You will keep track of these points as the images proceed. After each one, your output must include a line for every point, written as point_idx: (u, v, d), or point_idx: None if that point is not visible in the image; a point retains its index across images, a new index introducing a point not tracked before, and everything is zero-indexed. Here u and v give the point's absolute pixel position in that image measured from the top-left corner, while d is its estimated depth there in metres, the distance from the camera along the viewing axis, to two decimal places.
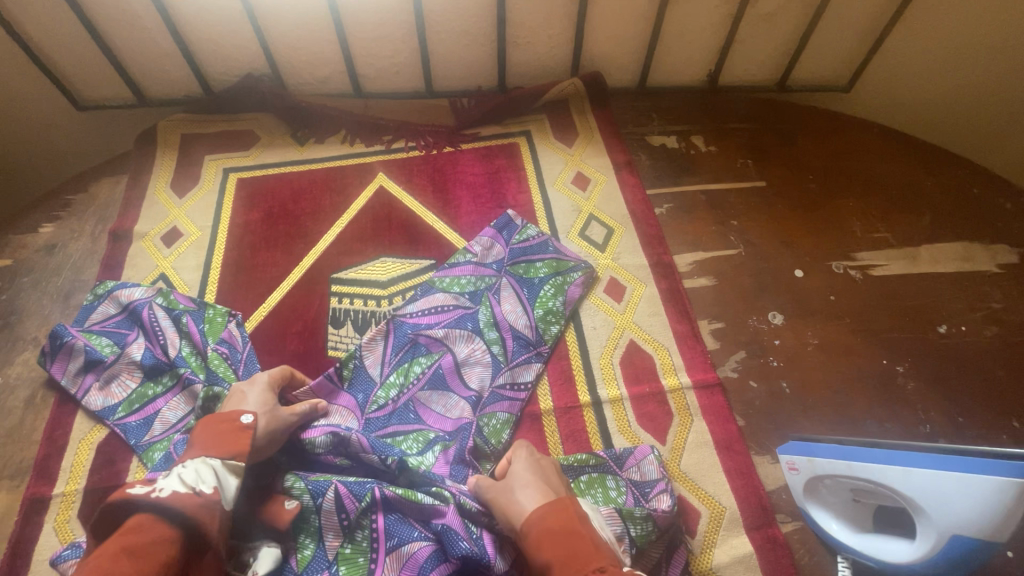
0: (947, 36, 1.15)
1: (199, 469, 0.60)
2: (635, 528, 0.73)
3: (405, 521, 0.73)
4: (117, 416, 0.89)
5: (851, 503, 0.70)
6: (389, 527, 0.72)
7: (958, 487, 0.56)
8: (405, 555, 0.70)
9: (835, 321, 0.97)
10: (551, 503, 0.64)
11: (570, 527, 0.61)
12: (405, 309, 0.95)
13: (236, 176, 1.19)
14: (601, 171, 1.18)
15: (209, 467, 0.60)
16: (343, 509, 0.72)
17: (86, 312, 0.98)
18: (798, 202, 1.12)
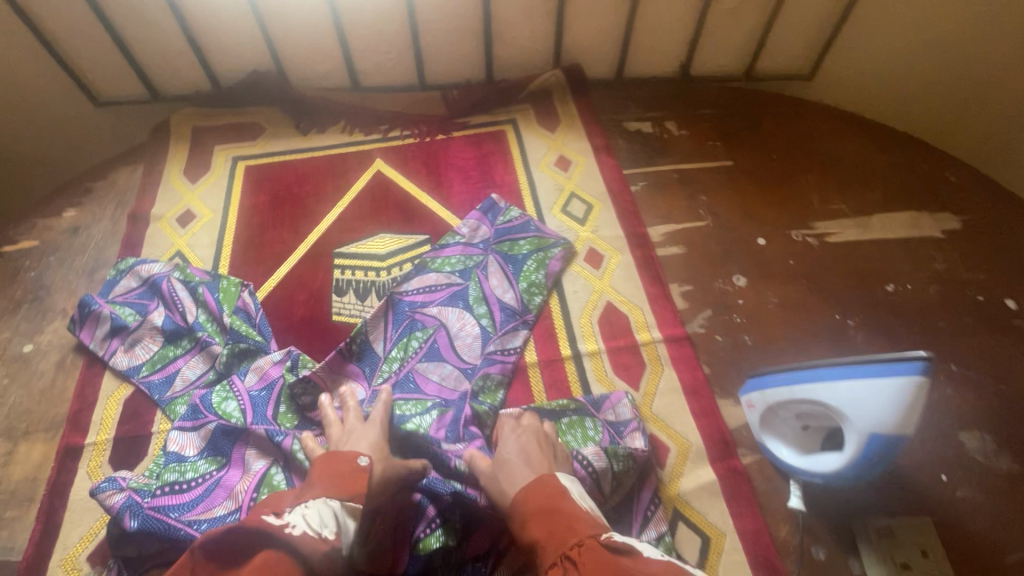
0: (897, 23, 1.25)
1: (321, 512, 0.63)
2: (618, 463, 0.82)
3: None
4: (142, 374, 0.98)
5: (799, 429, 0.80)
6: None
7: (872, 389, 0.66)
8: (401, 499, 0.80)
9: (794, 282, 1.07)
10: (532, 484, 0.69)
11: (554, 505, 0.66)
12: (403, 288, 1.05)
13: (244, 163, 1.29)
14: (582, 154, 1.28)
15: (330, 510, 0.64)
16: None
17: (110, 286, 1.07)
18: (762, 180, 1.22)
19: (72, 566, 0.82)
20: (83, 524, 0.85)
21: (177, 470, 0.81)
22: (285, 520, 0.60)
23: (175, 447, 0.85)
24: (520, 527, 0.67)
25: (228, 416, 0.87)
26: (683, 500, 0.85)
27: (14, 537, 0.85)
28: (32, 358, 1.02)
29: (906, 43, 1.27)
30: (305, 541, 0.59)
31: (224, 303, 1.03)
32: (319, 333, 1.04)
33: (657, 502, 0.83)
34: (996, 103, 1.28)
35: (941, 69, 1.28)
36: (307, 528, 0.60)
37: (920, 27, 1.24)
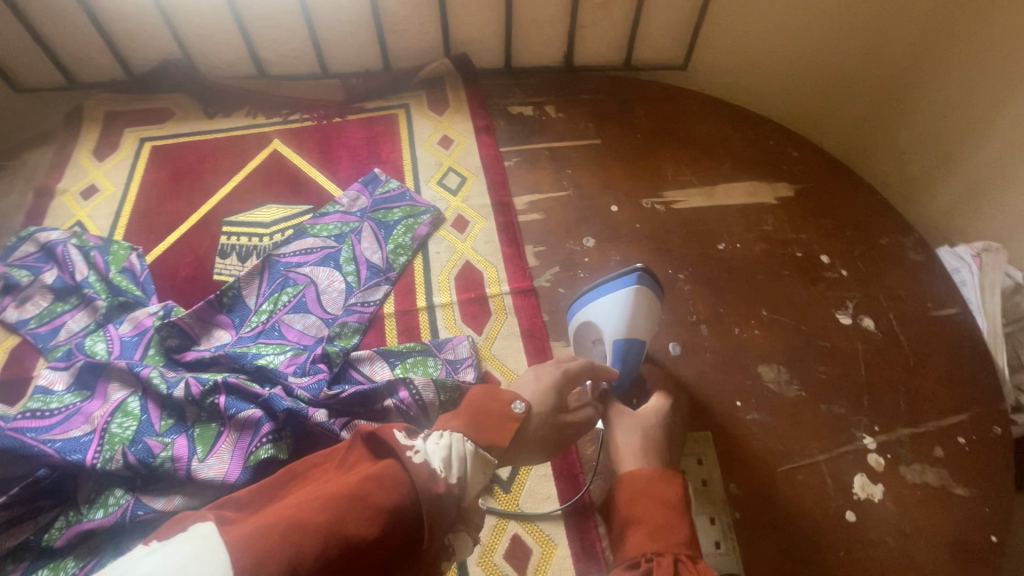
0: (753, 21, 1.38)
1: (448, 449, 0.59)
2: (446, 394, 0.93)
3: (242, 399, 0.92)
4: (29, 326, 1.07)
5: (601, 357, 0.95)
6: (227, 402, 0.91)
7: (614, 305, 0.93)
8: (242, 419, 0.89)
9: (636, 242, 1.18)
10: (654, 472, 0.71)
11: (660, 498, 0.68)
12: (280, 250, 1.15)
13: (150, 143, 1.39)
14: (464, 134, 1.39)
15: (459, 450, 0.60)
16: (189, 392, 0.91)
17: (9, 251, 1.16)
18: (624, 155, 1.35)
19: None
20: None
21: (40, 400, 0.92)
22: (413, 443, 0.57)
23: (44, 382, 0.95)
24: (623, 500, 0.69)
25: (93, 354, 0.98)
26: None
27: None
28: None
29: (778, 37, 1.39)
30: (425, 468, 0.55)
31: (112, 264, 1.13)
32: (201, 291, 1.14)
33: None
34: (846, 99, 1.45)
35: (804, 70, 1.44)
36: (433, 458, 0.57)
37: (790, 25, 1.36)
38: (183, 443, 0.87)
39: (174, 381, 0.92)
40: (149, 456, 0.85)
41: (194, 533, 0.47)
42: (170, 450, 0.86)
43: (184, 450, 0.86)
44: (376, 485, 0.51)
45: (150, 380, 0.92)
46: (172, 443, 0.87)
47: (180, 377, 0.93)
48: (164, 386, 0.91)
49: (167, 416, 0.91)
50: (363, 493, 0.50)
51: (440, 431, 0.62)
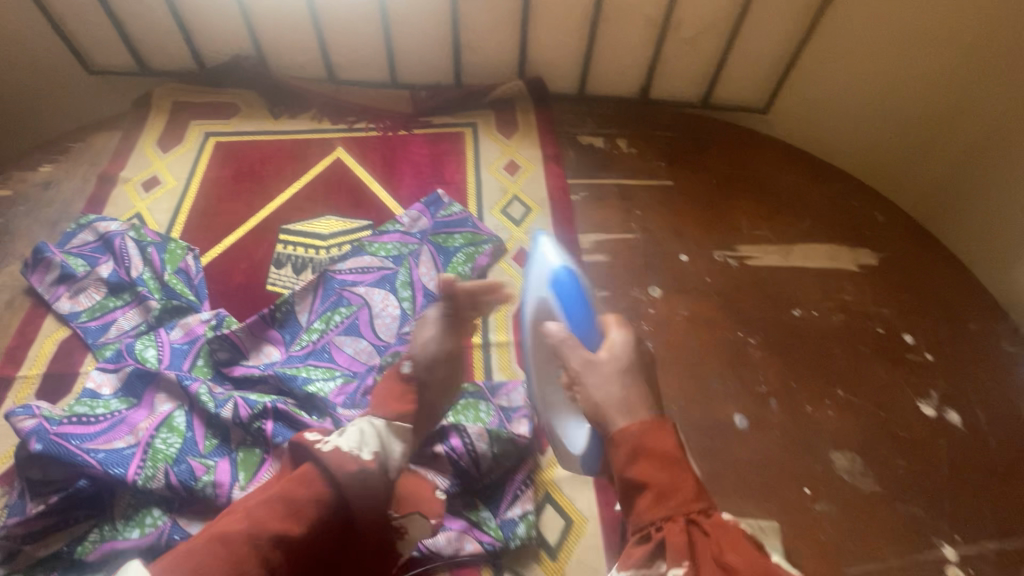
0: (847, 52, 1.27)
1: (364, 433, 0.72)
2: (500, 446, 0.89)
3: (289, 426, 0.88)
4: (80, 319, 1.05)
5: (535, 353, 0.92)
6: (275, 430, 0.87)
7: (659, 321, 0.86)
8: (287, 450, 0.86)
9: (705, 298, 1.12)
10: (647, 422, 0.65)
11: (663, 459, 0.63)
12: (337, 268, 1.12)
13: (214, 138, 1.37)
14: (531, 161, 1.35)
15: (373, 432, 0.72)
16: (237, 415, 0.88)
17: (68, 238, 1.15)
18: (696, 199, 1.28)
19: None
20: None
21: (88, 405, 0.89)
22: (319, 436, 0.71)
23: (92, 385, 0.93)
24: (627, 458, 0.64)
25: (144, 361, 0.94)
26: (557, 486, 0.91)
27: None
28: None
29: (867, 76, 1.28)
30: (333, 454, 0.68)
31: (168, 263, 1.11)
32: (252, 301, 1.11)
33: (529, 483, 0.89)
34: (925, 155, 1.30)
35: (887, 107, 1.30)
36: (342, 443, 0.70)
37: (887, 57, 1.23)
38: (226, 467, 0.85)
39: (222, 400, 0.89)
40: (191, 478, 0.83)
41: (118, 574, 0.55)
42: (212, 474, 0.84)
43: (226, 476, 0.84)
44: (299, 485, 0.65)
45: (199, 397, 0.89)
46: (216, 467, 0.85)
47: (228, 395, 0.90)
48: (212, 406, 0.88)
49: (212, 435, 0.88)
50: (293, 524, 0.62)
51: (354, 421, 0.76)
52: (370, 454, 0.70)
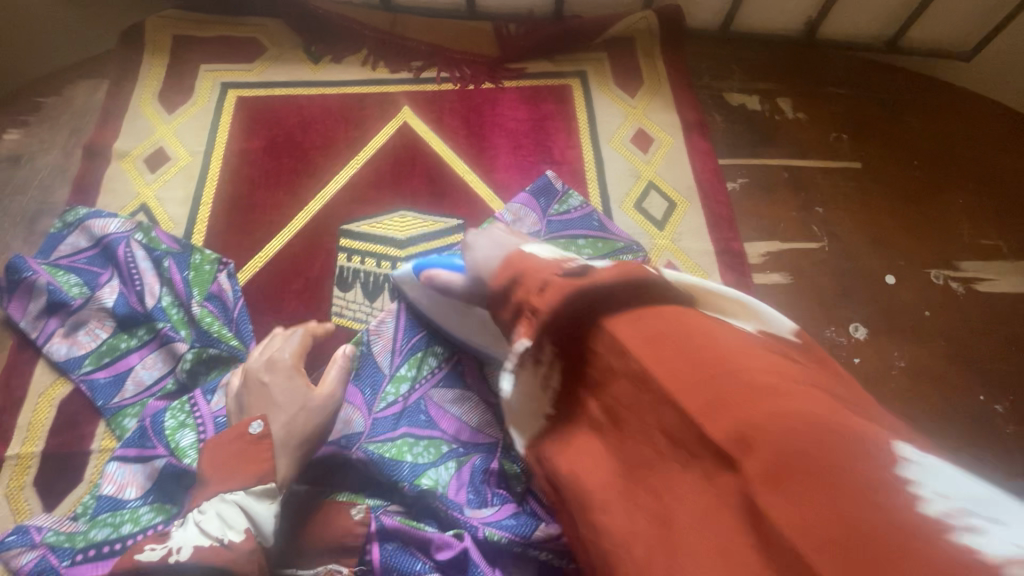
0: None
1: (223, 511, 0.54)
2: None
3: (406, 551, 0.64)
4: (83, 369, 0.76)
5: (439, 303, 0.76)
6: (388, 560, 0.63)
7: (952, 462, 0.37)
8: None
9: (928, 342, 0.83)
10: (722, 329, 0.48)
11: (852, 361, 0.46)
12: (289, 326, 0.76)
13: (235, 92, 1.02)
14: (667, 130, 1.00)
15: (234, 505, 0.55)
16: (334, 535, 0.65)
17: (53, 244, 0.85)
18: (899, 192, 0.96)
19: None
20: None
21: (109, 525, 0.61)
22: (169, 545, 0.52)
23: (110, 489, 0.65)
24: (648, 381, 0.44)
25: (183, 455, 0.65)
26: None
27: None
28: None
29: None
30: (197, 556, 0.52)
31: (194, 286, 0.81)
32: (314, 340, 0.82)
33: None
34: None
35: None
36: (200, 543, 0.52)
37: None
38: None
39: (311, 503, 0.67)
40: None
41: None
42: None
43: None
44: None
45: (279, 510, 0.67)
46: None
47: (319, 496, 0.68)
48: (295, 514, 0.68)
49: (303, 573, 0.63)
50: None
51: (201, 504, 0.56)
52: (241, 534, 0.53)
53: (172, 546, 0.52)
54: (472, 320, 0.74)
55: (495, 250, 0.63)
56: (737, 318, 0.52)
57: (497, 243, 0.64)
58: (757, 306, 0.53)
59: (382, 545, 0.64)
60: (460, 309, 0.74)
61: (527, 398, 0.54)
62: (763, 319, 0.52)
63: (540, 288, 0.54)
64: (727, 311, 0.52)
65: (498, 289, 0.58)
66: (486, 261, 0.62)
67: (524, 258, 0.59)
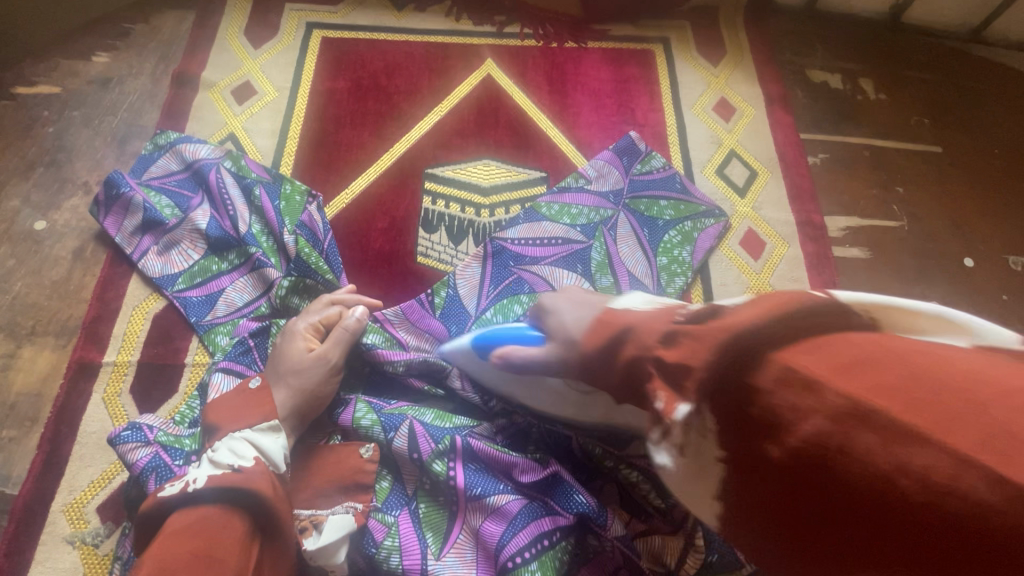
0: None
1: (232, 447, 0.55)
2: None
3: (488, 473, 0.62)
4: (176, 287, 0.78)
5: (506, 378, 0.63)
6: (470, 478, 0.62)
7: None
8: (491, 507, 0.61)
9: (1004, 325, 0.84)
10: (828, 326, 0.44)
11: None
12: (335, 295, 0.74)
13: (320, 32, 1.02)
14: (749, 102, 1.00)
15: (240, 441, 0.56)
16: (416, 449, 0.63)
17: (145, 164, 0.85)
18: (978, 177, 0.96)
19: (78, 517, 0.66)
20: (93, 465, 0.69)
21: None
22: (184, 480, 0.51)
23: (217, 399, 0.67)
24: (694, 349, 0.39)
25: None
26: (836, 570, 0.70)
27: (10, 463, 0.69)
28: (44, 239, 0.82)
29: None
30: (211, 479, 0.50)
31: (285, 216, 0.81)
32: (399, 278, 0.83)
33: None
34: None
35: None
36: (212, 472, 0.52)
37: None
38: (409, 527, 0.61)
39: (393, 420, 0.65)
40: (372, 544, 0.60)
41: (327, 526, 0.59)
42: (397, 538, 0.61)
43: (359, 496, 0.62)
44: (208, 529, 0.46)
45: (359, 422, 0.65)
46: (397, 525, 0.61)
47: (401, 412, 0.66)
48: (380, 430, 0.64)
49: (383, 476, 0.65)
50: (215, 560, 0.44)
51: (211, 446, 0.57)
52: (251, 462, 0.54)
53: (186, 482, 0.51)
54: (548, 391, 0.60)
55: (587, 312, 0.55)
56: (944, 334, 0.36)
57: (586, 304, 0.57)
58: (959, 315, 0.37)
59: (465, 466, 0.62)
60: (533, 381, 0.60)
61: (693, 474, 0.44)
62: (978, 333, 0.35)
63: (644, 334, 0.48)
64: (922, 330, 0.36)
65: (598, 356, 0.51)
66: (579, 328, 0.54)
67: (617, 318, 0.52)
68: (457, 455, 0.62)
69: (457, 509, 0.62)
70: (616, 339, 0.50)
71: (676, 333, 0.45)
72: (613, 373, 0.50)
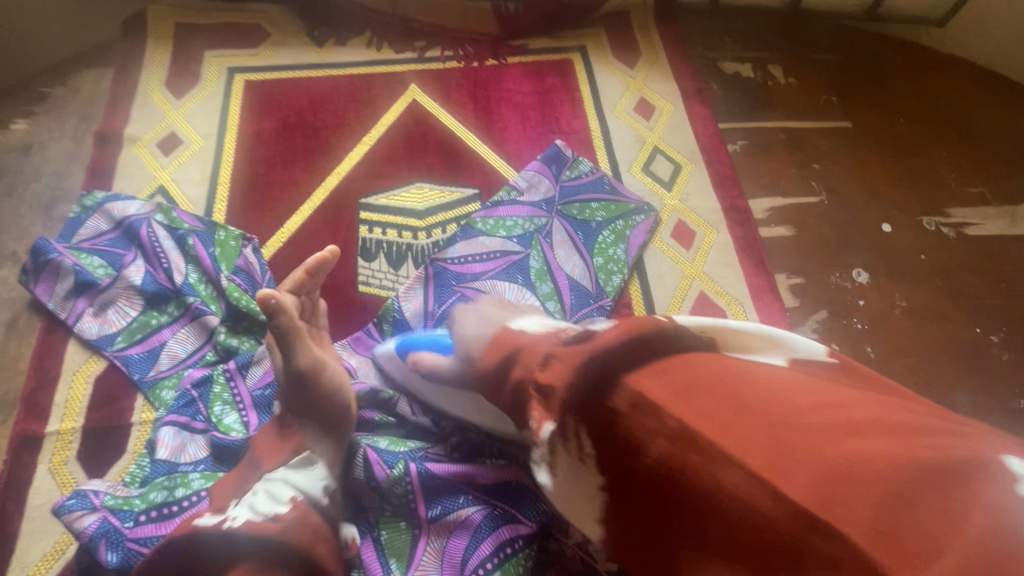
0: None
1: (269, 491, 0.54)
2: None
3: (448, 488, 0.64)
4: (116, 346, 0.77)
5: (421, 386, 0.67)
6: (430, 496, 0.63)
7: None
8: (452, 522, 0.62)
9: (926, 283, 0.88)
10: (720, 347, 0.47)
11: None
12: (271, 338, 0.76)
13: (242, 76, 1.03)
14: (667, 99, 1.04)
15: (276, 483, 0.55)
16: (372, 476, 0.63)
17: (73, 227, 0.84)
18: (887, 146, 1.01)
19: None
20: (45, 537, 0.67)
21: (165, 487, 0.63)
22: (224, 514, 0.51)
23: (166, 453, 0.67)
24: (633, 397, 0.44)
25: (228, 431, 0.69)
26: None
27: None
28: None
29: None
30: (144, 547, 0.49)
31: (222, 262, 0.82)
32: (342, 309, 0.84)
33: None
34: None
35: None
36: (253, 512, 0.51)
37: None
38: (372, 555, 0.61)
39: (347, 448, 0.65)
40: None
41: None
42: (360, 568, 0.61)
43: None
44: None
45: None
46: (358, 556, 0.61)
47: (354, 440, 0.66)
48: None
49: None
50: None
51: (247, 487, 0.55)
52: (287, 506, 0.53)
53: (226, 515, 0.51)
54: (469, 402, 0.62)
55: (486, 329, 0.59)
56: (770, 354, 0.48)
57: (485, 321, 0.61)
58: (777, 333, 0.49)
59: (424, 485, 0.63)
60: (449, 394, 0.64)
61: (571, 482, 0.48)
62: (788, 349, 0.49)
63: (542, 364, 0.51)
64: (750, 349, 0.48)
65: (490, 372, 0.56)
66: (477, 347, 0.58)
67: (512, 338, 0.56)
68: (413, 481, 0.63)
69: (419, 528, 0.63)
70: (505, 360, 0.55)
71: (550, 354, 0.51)
72: (506, 390, 0.54)
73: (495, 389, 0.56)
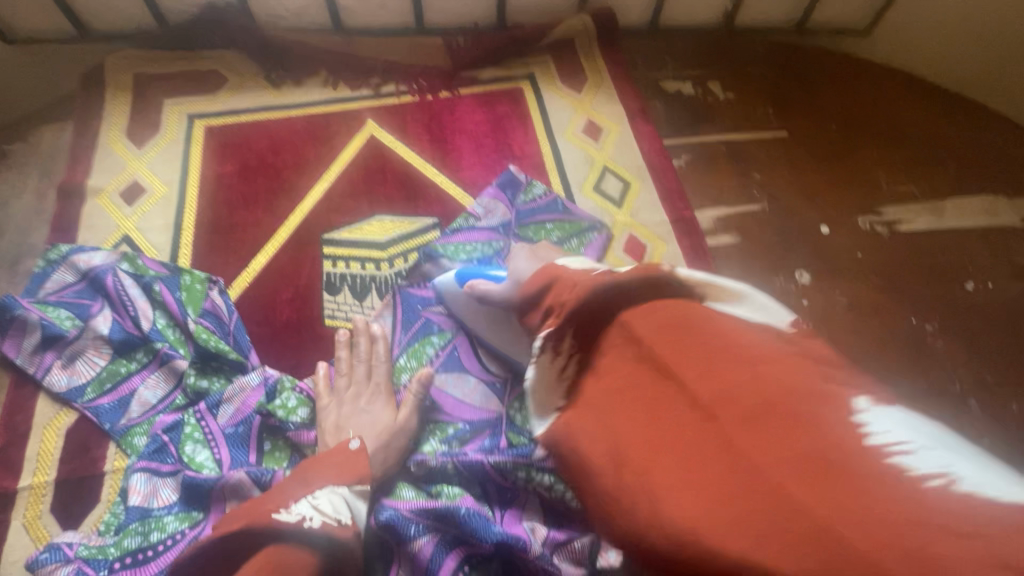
0: None
1: (332, 499, 0.57)
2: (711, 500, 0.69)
3: (403, 520, 0.66)
4: (87, 397, 0.79)
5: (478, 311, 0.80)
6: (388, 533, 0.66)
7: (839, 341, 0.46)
8: (412, 553, 0.65)
9: (864, 279, 0.94)
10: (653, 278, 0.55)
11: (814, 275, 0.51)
12: (243, 378, 0.77)
13: (202, 121, 1.05)
14: (614, 120, 1.09)
15: (340, 497, 0.58)
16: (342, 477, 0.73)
17: (39, 281, 0.85)
18: (822, 152, 1.07)
19: None
20: None
21: (139, 533, 0.66)
22: (299, 514, 0.53)
23: (137, 499, 0.69)
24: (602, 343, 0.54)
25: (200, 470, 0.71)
26: None
27: None
28: None
29: None
30: None
31: (188, 305, 0.83)
32: (311, 343, 0.86)
33: None
34: None
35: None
36: (328, 518, 0.54)
37: None
38: None
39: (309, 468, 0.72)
40: None
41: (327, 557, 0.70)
42: None
43: None
44: None
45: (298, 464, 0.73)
46: None
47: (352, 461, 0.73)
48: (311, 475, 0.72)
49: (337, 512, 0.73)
50: None
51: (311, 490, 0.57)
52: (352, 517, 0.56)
53: (303, 514, 0.53)
54: (506, 328, 0.76)
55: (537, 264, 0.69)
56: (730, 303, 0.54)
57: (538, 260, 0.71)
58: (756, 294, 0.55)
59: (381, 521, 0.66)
60: (496, 317, 0.77)
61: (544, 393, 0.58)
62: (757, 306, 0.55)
63: (571, 290, 0.59)
64: (724, 300, 0.55)
65: (533, 295, 0.64)
66: (529, 275, 0.67)
67: (556, 267, 0.63)
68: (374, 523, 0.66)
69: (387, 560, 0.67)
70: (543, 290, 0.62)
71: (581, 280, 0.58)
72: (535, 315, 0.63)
73: (534, 311, 0.63)
